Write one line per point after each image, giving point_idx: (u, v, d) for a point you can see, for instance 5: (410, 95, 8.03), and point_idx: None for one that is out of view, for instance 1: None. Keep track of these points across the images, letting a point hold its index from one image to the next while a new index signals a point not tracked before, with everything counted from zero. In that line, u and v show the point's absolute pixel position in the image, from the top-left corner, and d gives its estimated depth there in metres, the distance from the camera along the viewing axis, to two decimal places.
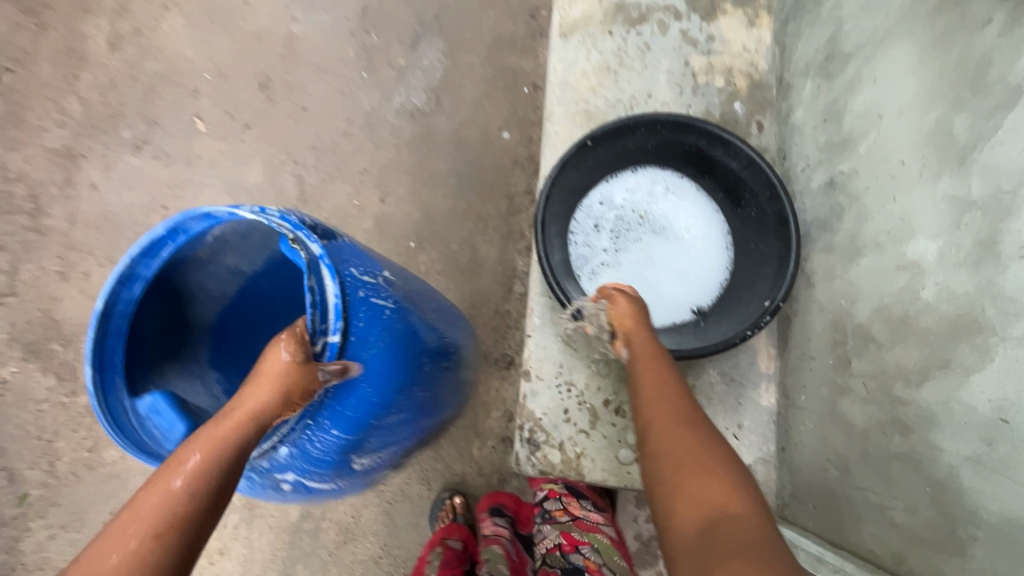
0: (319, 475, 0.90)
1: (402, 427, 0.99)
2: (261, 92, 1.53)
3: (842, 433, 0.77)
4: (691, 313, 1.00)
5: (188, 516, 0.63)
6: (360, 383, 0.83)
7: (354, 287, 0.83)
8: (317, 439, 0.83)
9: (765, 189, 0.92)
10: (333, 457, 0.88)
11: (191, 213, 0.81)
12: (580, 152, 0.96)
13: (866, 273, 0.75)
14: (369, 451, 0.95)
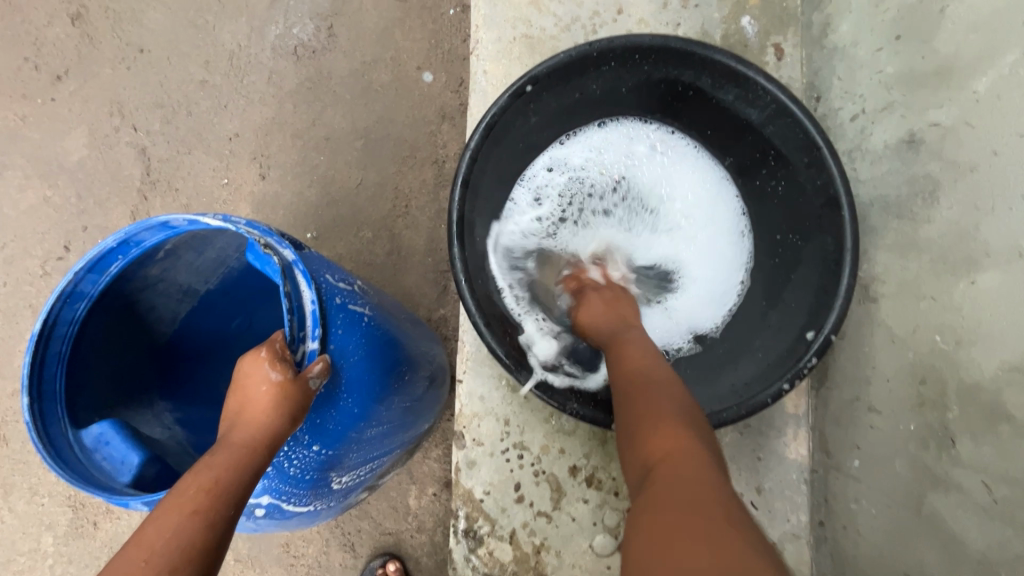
0: (294, 505, 0.61)
1: (392, 443, 0.73)
2: (76, 27, 1.08)
3: (935, 545, 0.49)
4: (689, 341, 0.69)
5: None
6: (340, 396, 0.57)
7: (331, 293, 0.57)
8: (297, 455, 0.57)
9: (802, 153, 0.59)
10: (312, 478, 0.60)
11: (146, 222, 0.53)
12: (518, 105, 0.61)
13: (996, 300, 0.45)
14: (355, 472, 0.67)
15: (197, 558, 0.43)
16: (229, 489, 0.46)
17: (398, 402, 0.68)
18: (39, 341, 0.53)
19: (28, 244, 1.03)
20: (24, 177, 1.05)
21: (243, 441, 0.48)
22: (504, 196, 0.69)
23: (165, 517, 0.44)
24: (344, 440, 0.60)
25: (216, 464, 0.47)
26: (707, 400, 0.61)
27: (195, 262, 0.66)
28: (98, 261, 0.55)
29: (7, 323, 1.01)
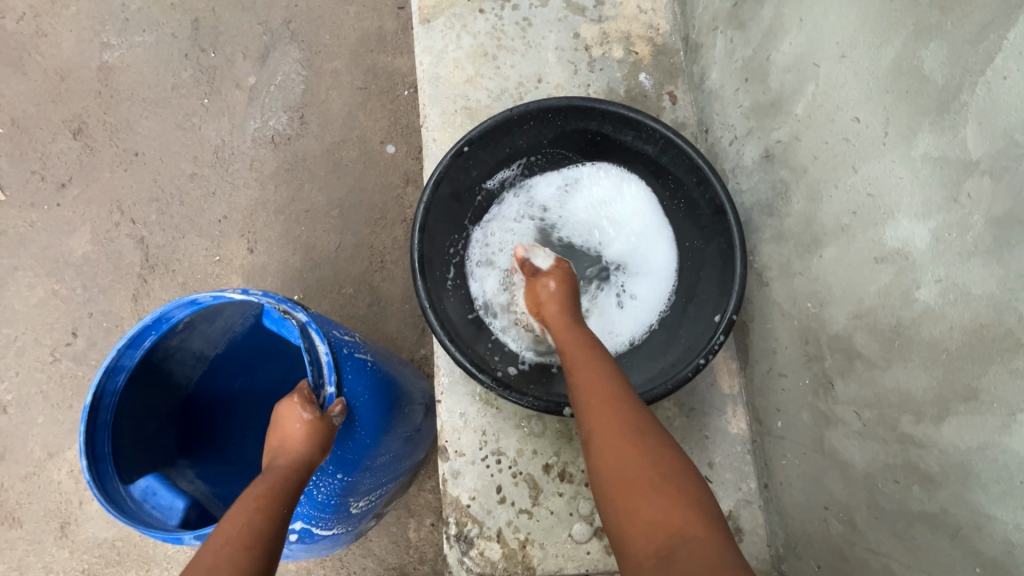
0: (324, 527, 0.70)
1: (399, 469, 0.83)
2: (78, 140, 1.23)
3: (838, 475, 0.59)
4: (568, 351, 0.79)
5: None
6: (355, 429, 0.68)
7: (339, 343, 0.68)
8: (324, 483, 0.67)
9: (690, 173, 0.74)
10: (335, 502, 0.69)
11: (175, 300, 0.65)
12: (458, 162, 0.75)
13: (835, 267, 0.57)
14: (371, 495, 0.77)
15: (266, 543, 0.51)
16: (282, 493, 0.56)
17: (402, 431, 0.79)
18: (89, 413, 0.63)
19: (38, 335, 1.12)
20: (34, 275, 1.16)
21: (286, 462, 0.59)
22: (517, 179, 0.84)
23: (236, 516, 0.52)
24: (361, 466, 0.70)
25: (267, 479, 0.57)
26: (640, 384, 0.71)
27: (207, 330, 0.76)
28: (135, 338, 0.66)
29: (20, 410, 1.08)
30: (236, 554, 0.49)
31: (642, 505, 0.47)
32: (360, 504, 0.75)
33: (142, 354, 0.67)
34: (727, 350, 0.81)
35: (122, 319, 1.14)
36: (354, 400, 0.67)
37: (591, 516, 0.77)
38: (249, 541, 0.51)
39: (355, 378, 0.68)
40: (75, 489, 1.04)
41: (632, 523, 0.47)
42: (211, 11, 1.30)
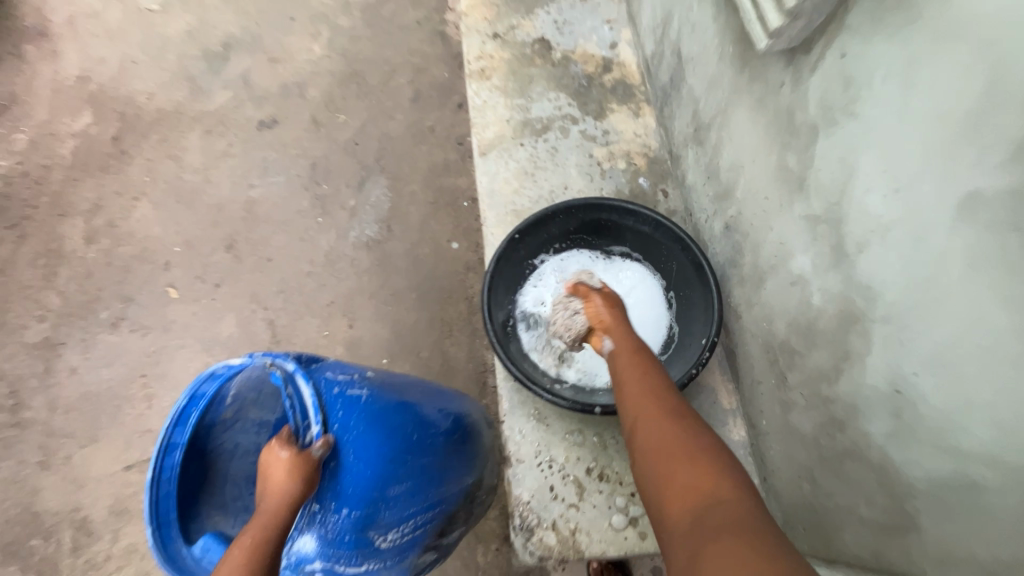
0: (349, 563, 0.78)
1: (437, 499, 0.85)
2: (228, 252, 1.66)
3: (801, 445, 0.80)
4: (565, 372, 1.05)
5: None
6: (350, 465, 0.74)
7: (330, 384, 0.76)
8: (329, 521, 0.74)
9: (676, 242, 1.05)
10: (350, 537, 0.76)
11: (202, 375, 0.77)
12: (512, 245, 1.08)
13: (773, 293, 0.84)
14: (400, 527, 0.81)
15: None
16: (266, 539, 0.64)
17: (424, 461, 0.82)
18: (152, 488, 0.72)
19: None
20: (192, 351, 1.53)
21: (271, 507, 0.66)
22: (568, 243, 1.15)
23: (230, 563, 0.62)
24: (367, 498, 0.75)
25: (259, 524, 0.65)
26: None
27: (255, 399, 0.85)
28: (180, 416, 0.76)
29: None
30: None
31: (682, 476, 0.59)
32: (384, 537, 0.80)
33: (190, 429, 0.76)
34: (722, 373, 1.05)
35: None
36: (343, 435, 0.74)
37: (626, 508, 0.98)
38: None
39: (353, 412, 0.75)
40: None
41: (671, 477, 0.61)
42: (325, 157, 1.80)
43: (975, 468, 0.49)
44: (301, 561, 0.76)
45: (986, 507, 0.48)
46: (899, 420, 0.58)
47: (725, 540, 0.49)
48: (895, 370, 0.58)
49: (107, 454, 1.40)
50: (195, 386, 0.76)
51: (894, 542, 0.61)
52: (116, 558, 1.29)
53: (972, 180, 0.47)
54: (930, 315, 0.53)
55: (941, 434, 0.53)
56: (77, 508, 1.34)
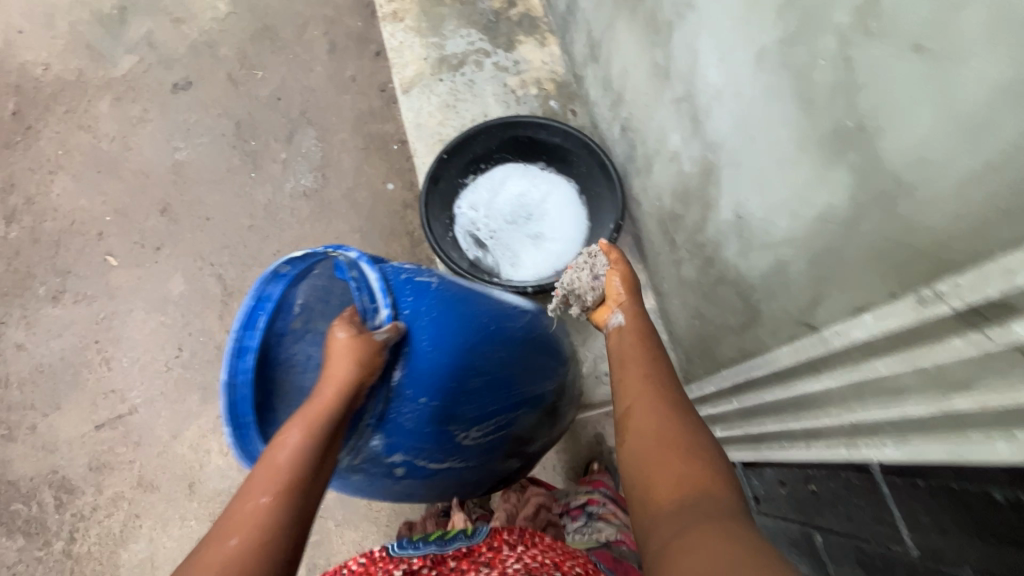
0: (429, 455, 0.84)
1: (510, 399, 0.89)
2: (164, 216, 1.67)
3: (690, 291, 1.02)
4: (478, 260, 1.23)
5: (298, 516, 0.60)
6: (424, 351, 0.78)
7: (396, 271, 0.80)
8: (406, 411, 0.78)
9: (584, 148, 1.21)
10: (427, 427, 0.80)
11: (263, 275, 0.72)
12: (441, 164, 1.20)
13: (660, 173, 1.03)
14: (474, 423, 0.86)
15: (307, 475, 0.63)
16: (321, 427, 0.66)
17: (496, 356, 0.85)
18: (229, 389, 0.69)
19: (153, 353, 1.51)
20: (144, 312, 1.56)
21: (331, 392, 0.68)
22: (505, 158, 1.29)
23: (289, 442, 0.64)
24: (443, 387, 0.79)
25: (315, 408, 0.67)
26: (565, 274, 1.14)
27: (325, 310, 0.78)
28: (246, 320, 0.71)
29: (147, 408, 1.45)
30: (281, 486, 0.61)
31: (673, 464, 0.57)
32: (463, 430, 0.84)
33: (259, 334, 0.71)
34: (633, 258, 1.26)
35: (213, 334, 1.53)
36: (416, 322, 0.78)
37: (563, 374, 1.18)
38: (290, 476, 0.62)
39: (422, 303, 0.79)
40: (197, 455, 1.40)
41: (666, 475, 0.56)
42: (248, 114, 1.81)
43: (783, 253, 0.69)
44: (388, 451, 0.80)
45: (790, 277, 0.69)
46: (742, 239, 0.78)
47: (704, 531, 0.47)
48: (735, 200, 0.78)
49: (75, 417, 1.44)
50: (256, 289, 0.71)
51: (748, 334, 0.83)
52: (103, 507, 1.36)
53: (758, 39, 0.65)
54: (748, 151, 0.72)
55: (764, 237, 0.73)
56: (54, 469, 1.39)
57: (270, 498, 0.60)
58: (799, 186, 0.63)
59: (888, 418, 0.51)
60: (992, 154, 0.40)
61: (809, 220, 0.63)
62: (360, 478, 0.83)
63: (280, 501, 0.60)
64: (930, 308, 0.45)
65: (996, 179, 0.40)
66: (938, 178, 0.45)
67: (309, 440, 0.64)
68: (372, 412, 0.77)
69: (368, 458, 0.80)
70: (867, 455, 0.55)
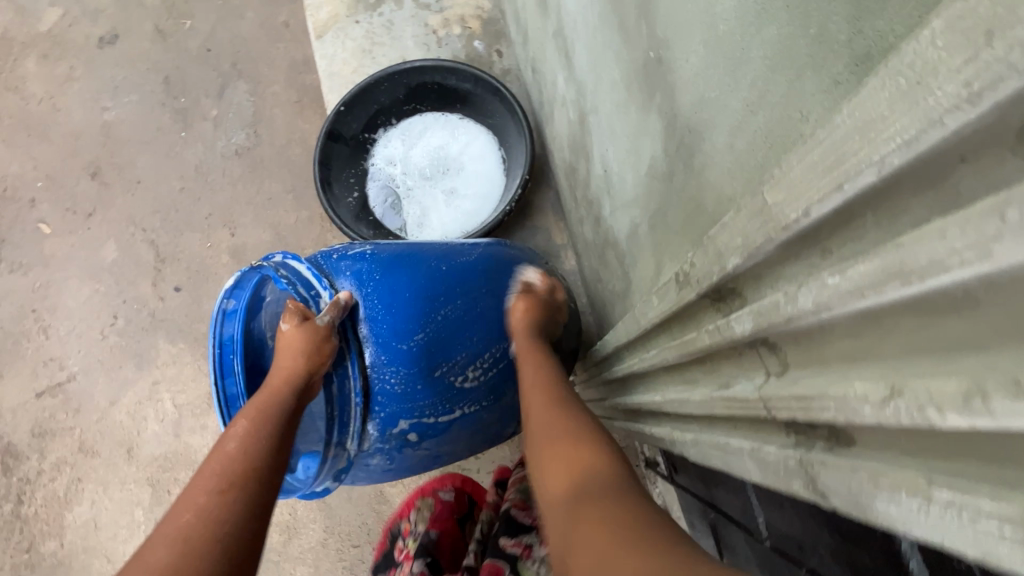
0: (439, 413, 0.70)
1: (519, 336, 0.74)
2: (95, 180, 1.62)
3: (591, 252, 0.94)
4: (388, 220, 1.15)
5: (241, 525, 0.49)
6: (380, 310, 0.67)
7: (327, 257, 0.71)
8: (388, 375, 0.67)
9: (494, 94, 1.10)
10: (417, 385, 0.68)
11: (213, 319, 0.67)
12: (340, 118, 1.10)
13: (558, 120, 0.92)
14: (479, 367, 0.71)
15: (250, 479, 0.53)
16: (266, 422, 0.59)
17: (471, 290, 0.71)
18: None
19: (89, 321, 1.50)
20: (78, 280, 1.53)
21: (276, 382, 0.62)
22: (418, 109, 1.19)
23: (233, 439, 0.57)
24: (417, 332, 0.67)
25: (258, 402, 0.61)
26: (468, 235, 1.06)
27: None
28: (221, 367, 0.66)
29: (86, 376, 1.46)
30: (220, 493, 0.51)
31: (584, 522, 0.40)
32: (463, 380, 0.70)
33: (240, 378, 0.66)
34: (554, 215, 1.17)
35: (147, 301, 1.50)
36: (365, 287, 0.68)
37: None
38: (227, 481, 0.52)
39: (365, 268, 0.68)
40: (134, 423, 1.41)
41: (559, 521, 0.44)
42: (177, 68, 1.70)
43: (633, 213, 0.60)
44: (385, 421, 0.68)
45: (641, 240, 0.60)
46: (610, 194, 0.69)
47: None
48: (600, 152, 0.68)
49: (17, 384, 1.46)
50: (214, 333, 0.66)
51: (627, 301, 0.75)
52: (47, 471, 1.39)
53: None
54: (600, 93, 0.62)
55: (621, 193, 0.64)
56: (0, 436, 1.43)
57: (202, 505, 0.49)
58: (632, 134, 0.53)
59: (688, 413, 0.42)
60: (748, 92, 0.30)
61: (643, 175, 0.53)
62: (378, 460, 0.71)
63: (211, 510, 0.48)
64: (684, 291, 0.34)
65: (753, 125, 0.30)
66: (714, 124, 0.35)
67: (260, 427, 0.58)
68: (352, 386, 0.67)
69: (375, 436, 0.69)
70: (683, 449, 0.47)
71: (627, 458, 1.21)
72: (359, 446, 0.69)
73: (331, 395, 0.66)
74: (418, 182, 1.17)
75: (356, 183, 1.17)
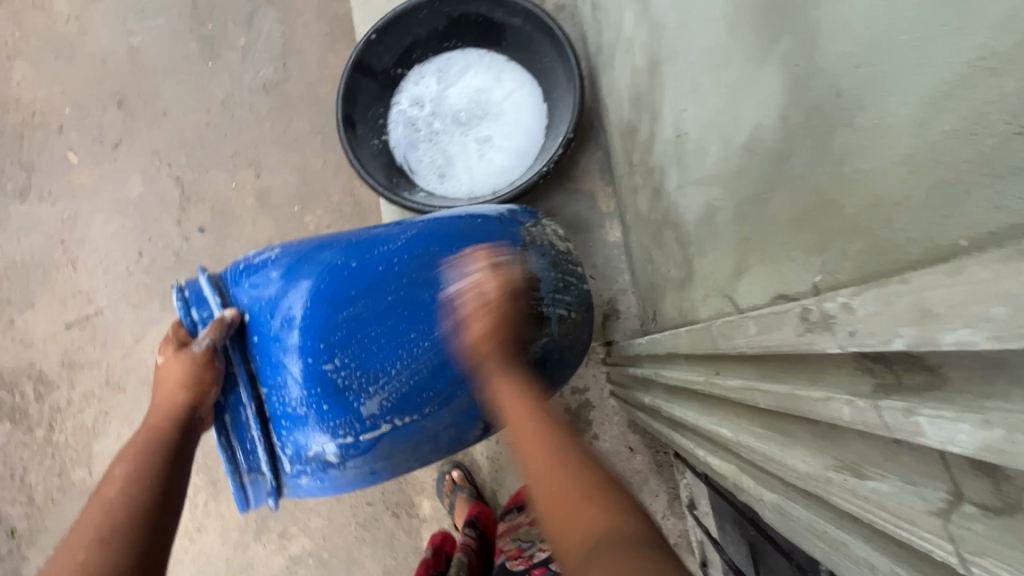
0: (360, 431, 0.53)
1: None
2: (121, 109, 1.53)
3: (642, 227, 0.82)
4: (409, 167, 1.04)
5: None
6: (269, 321, 0.51)
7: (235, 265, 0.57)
8: (283, 395, 0.51)
9: (545, 33, 0.96)
10: (324, 405, 0.52)
11: None
12: (371, 48, 0.98)
13: (619, 69, 0.78)
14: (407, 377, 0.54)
15: (132, 526, 0.44)
16: (151, 461, 0.48)
17: (395, 281, 0.54)
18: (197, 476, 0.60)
19: (116, 256, 1.47)
20: (106, 214, 1.49)
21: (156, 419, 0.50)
22: (458, 44, 1.05)
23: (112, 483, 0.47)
24: (317, 345, 0.51)
25: (139, 436, 0.50)
26: (499, 194, 0.95)
27: None
28: None
29: (113, 311, 1.45)
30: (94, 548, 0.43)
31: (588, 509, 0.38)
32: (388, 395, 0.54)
33: None
34: (601, 179, 1.05)
35: (173, 240, 1.46)
36: (252, 295, 0.52)
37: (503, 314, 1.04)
38: (105, 532, 0.43)
39: (258, 267, 0.53)
40: (158, 361, 1.41)
41: (566, 528, 0.38)
42: None
43: (712, 193, 0.48)
44: (296, 448, 0.53)
45: (718, 228, 0.48)
46: (679, 165, 0.56)
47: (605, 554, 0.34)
48: (675, 112, 0.55)
49: (49, 314, 1.46)
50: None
51: (684, 292, 0.64)
52: (77, 401, 1.42)
53: None
54: (684, 37, 0.48)
55: (696, 167, 0.52)
56: (32, 362, 1.44)
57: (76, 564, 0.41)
58: (729, 93, 0.41)
59: (772, 471, 0.33)
60: (985, 38, 0.19)
61: (737, 149, 0.41)
62: (309, 483, 0.55)
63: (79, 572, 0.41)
64: (815, 338, 0.23)
65: (983, 94, 0.19)
66: (892, 89, 0.23)
67: (140, 465, 0.47)
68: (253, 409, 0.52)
69: (290, 460, 0.54)
70: (753, 501, 0.38)
71: (654, 444, 1.10)
72: (278, 471, 0.54)
73: (225, 424, 0.52)
74: (454, 126, 1.05)
75: (385, 123, 1.05)
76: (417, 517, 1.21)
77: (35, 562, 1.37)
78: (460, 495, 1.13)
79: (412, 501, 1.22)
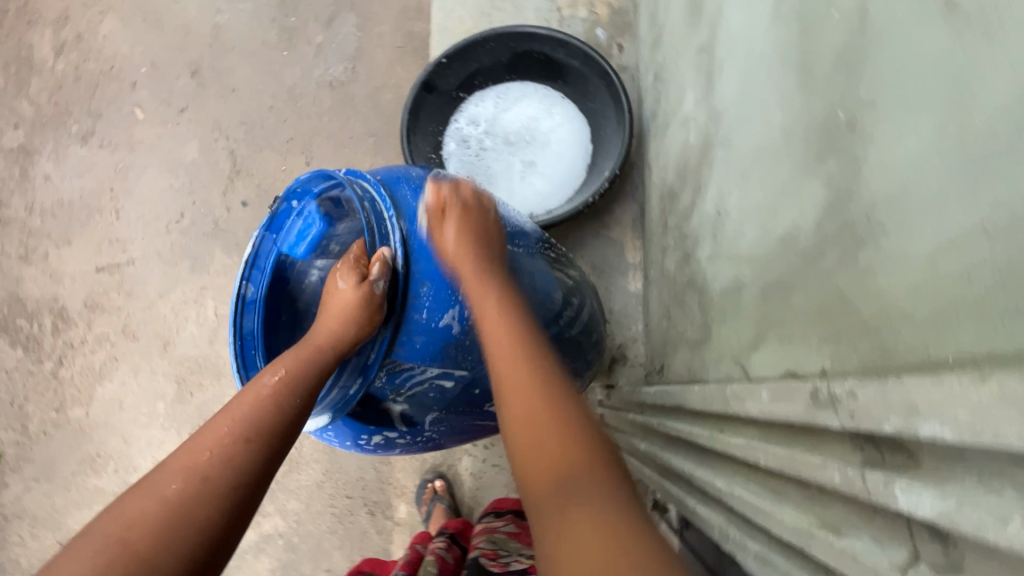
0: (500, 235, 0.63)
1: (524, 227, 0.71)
2: (194, 79, 1.58)
3: (666, 284, 0.88)
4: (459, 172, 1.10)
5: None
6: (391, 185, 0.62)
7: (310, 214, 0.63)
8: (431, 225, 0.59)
9: (602, 77, 1.04)
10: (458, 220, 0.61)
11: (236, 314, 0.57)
12: (439, 70, 1.06)
13: (671, 139, 0.85)
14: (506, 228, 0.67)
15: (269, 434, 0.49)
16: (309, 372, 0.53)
17: None
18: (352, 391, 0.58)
19: (158, 212, 1.52)
20: (157, 171, 1.55)
21: (320, 339, 0.56)
22: (518, 75, 1.13)
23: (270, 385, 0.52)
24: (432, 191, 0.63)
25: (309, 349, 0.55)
26: (538, 217, 1.02)
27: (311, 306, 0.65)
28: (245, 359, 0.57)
29: (144, 264, 1.49)
30: (201, 485, 0.44)
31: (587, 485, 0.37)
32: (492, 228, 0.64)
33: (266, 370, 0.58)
34: (632, 232, 1.11)
35: (214, 209, 1.51)
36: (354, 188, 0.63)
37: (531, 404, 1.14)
38: (250, 433, 0.48)
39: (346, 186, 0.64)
40: (174, 320, 1.45)
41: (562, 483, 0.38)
42: None
43: (741, 268, 0.54)
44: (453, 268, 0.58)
45: (742, 301, 0.54)
46: (714, 239, 0.62)
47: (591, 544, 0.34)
48: (720, 193, 0.61)
49: (81, 254, 1.50)
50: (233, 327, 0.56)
51: (696, 352, 0.69)
52: (89, 342, 1.45)
53: None
54: (742, 133, 0.55)
55: (731, 243, 0.57)
56: (56, 298, 1.48)
57: (223, 456, 0.46)
58: (774, 192, 0.47)
59: (757, 523, 0.38)
60: (988, 210, 0.24)
61: (773, 239, 0.47)
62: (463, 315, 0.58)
63: (190, 505, 0.43)
64: (820, 413, 0.28)
65: (980, 251, 0.25)
66: (913, 226, 0.29)
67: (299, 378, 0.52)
68: (387, 229, 0.58)
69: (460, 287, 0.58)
70: (734, 547, 0.43)
71: None
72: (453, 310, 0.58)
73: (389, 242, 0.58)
74: (502, 146, 1.12)
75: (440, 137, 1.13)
76: (392, 519, 1.23)
77: (14, 491, 1.40)
78: (439, 503, 1.15)
79: (390, 502, 1.24)
